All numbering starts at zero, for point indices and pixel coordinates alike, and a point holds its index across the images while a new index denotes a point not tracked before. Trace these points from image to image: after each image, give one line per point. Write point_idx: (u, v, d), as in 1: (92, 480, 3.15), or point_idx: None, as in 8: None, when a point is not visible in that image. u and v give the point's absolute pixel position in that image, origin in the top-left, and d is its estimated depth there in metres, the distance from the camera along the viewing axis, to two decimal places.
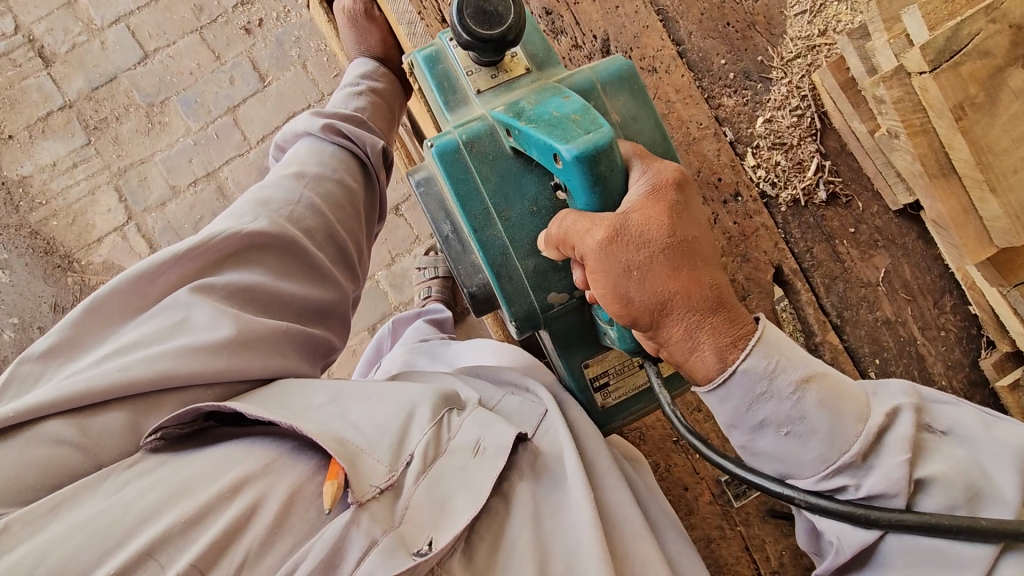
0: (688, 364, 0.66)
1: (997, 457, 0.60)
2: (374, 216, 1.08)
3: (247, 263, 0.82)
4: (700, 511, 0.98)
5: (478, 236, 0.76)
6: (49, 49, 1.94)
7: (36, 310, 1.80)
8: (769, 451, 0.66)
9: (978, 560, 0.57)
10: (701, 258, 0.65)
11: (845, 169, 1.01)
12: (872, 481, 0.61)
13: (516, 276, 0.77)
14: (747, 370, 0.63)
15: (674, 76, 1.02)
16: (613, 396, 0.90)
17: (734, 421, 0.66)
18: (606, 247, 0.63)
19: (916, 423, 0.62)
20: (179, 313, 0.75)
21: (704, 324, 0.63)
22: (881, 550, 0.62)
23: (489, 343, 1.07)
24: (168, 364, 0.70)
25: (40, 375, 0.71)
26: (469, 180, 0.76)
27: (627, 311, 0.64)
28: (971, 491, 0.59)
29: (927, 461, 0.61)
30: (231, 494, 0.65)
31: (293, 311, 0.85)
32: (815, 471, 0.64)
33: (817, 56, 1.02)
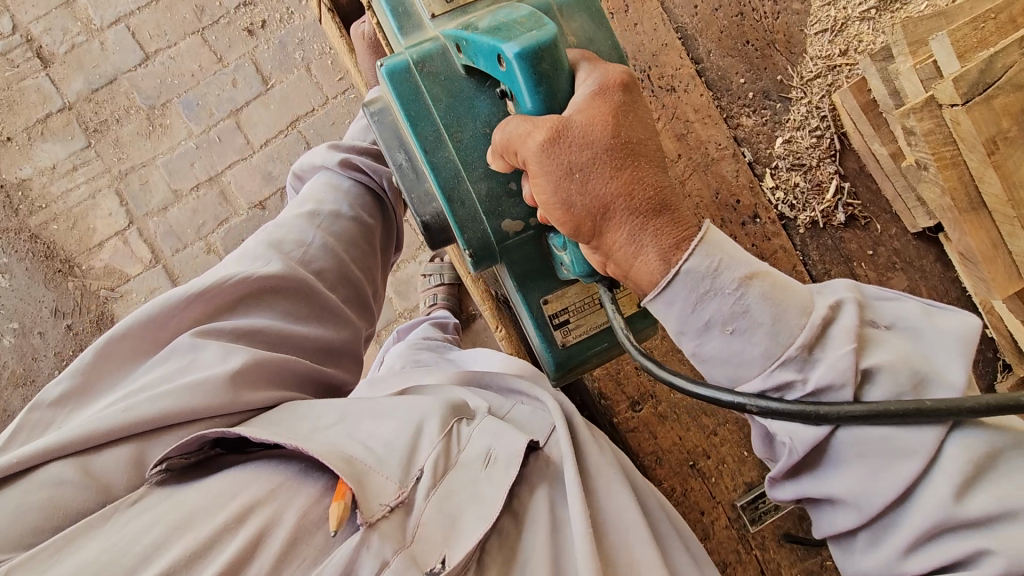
0: (633, 272, 0.58)
1: (939, 346, 0.55)
2: (390, 248, 1.07)
3: (258, 306, 0.82)
4: (716, 536, 0.99)
5: (430, 159, 0.69)
6: (47, 49, 1.90)
7: (36, 315, 1.79)
8: (716, 356, 0.58)
9: (923, 447, 0.52)
10: (652, 158, 0.58)
11: (863, 191, 1.00)
12: (818, 373, 0.54)
13: (468, 201, 0.70)
14: (690, 272, 0.55)
15: (692, 96, 1.00)
16: (573, 334, 0.80)
17: (680, 327, 0.58)
18: (547, 148, 0.56)
19: (860, 319, 0.56)
20: (186, 356, 0.74)
21: (648, 226, 0.56)
22: (831, 447, 0.56)
23: (500, 355, 1.02)
24: (177, 399, 0.69)
25: (51, 422, 0.69)
26: (419, 99, 0.69)
27: (570, 219, 0.58)
28: (917, 378, 0.53)
29: (871, 352, 0.54)
30: (238, 523, 0.62)
31: (304, 351, 0.83)
32: (760, 368, 0.56)
33: (838, 76, 1.00)
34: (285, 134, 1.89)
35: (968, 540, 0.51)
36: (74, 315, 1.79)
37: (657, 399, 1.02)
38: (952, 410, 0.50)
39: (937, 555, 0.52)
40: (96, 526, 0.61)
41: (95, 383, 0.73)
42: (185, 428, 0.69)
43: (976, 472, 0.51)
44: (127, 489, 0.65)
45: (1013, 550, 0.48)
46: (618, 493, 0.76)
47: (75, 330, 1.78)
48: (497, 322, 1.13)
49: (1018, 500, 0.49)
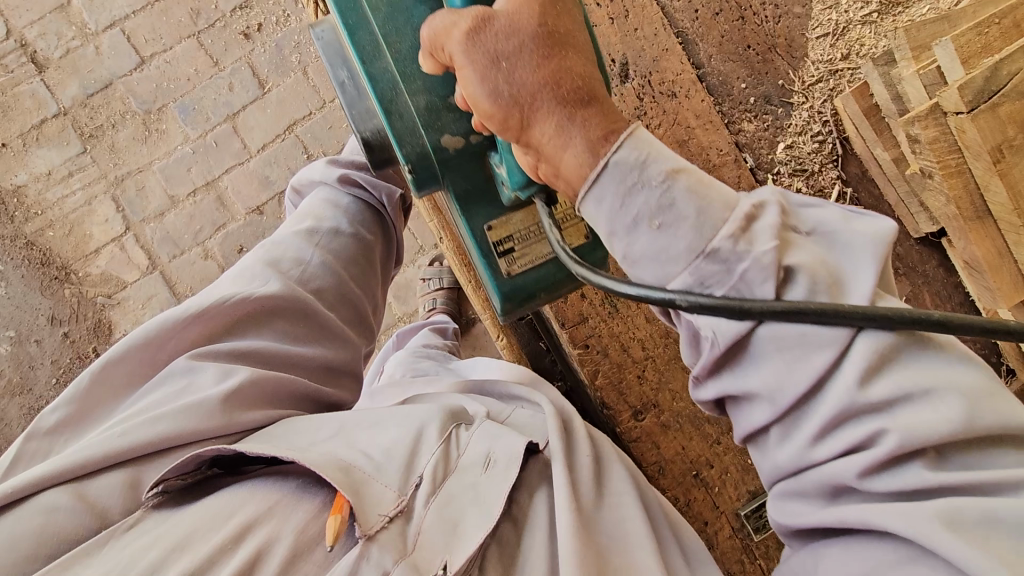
0: (563, 171, 0.52)
1: (860, 251, 0.47)
2: (391, 262, 1.06)
3: (257, 327, 0.81)
4: (720, 546, 0.98)
5: (367, 68, 0.66)
6: (41, 54, 1.89)
7: (33, 323, 1.77)
8: (646, 255, 0.51)
9: (834, 337, 0.45)
10: (580, 49, 0.53)
11: (866, 196, 1.00)
12: (743, 265, 0.47)
13: (407, 114, 0.66)
14: (620, 163, 0.49)
15: (693, 102, 0.99)
16: (518, 263, 0.74)
17: (610, 226, 0.51)
18: (469, 39, 0.50)
19: (783, 220, 0.49)
20: (183, 379, 0.73)
21: (576, 116, 0.50)
22: (745, 345, 0.49)
23: (500, 362, 1.01)
24: (173, 423, 0.68)
25: (47, 451, 0.68)
26: (356, 6, 0.68)
27: (495, 113, 0.51)
28: (835, 283, 0.47)
29: (793, 252, 0.47)
30: (236, 541, 0.61)
31: (303, 370, 0.82)
32: (685, 263, 0.49)
33: (840, 80, 0.99)
34: (282, 139, 1.88)
35: (871, 423, 0.45)
36: (71, 322, 1.78)
37: (660, 408, 1.01)
38: (867, 312, 0.44)
39: (842, 444, 0.46)
40: (91, 552, 0.60)
41: (92, 409, 0.72)
42: (181, 449, 0.68)
43: (888, 367, 0.45)
44: (122, 514, 0.64)
45: (915, 431, 0.44)
46: (625, 499, 0.75)
47: (72, 338, 1.77)
48: (498, 330, 1.13)
49: (922, 381, 0.44)
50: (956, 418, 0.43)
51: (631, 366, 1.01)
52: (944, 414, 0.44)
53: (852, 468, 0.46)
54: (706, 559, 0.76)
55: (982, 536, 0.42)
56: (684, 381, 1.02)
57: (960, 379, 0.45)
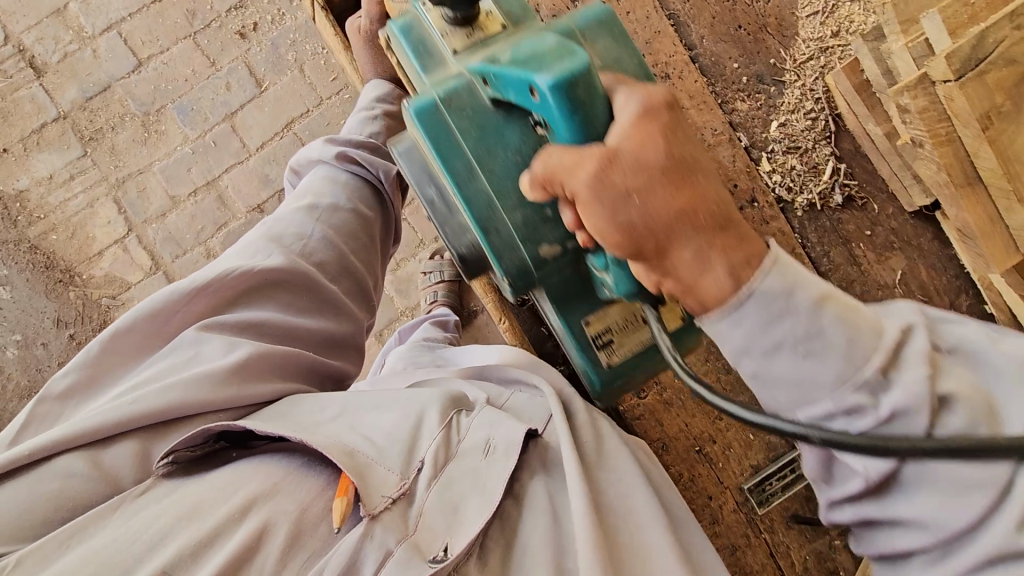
0: (696, 290, 0.56)
1: (1004, 377, 0.51)
2: (389, 240, 1.06)
3: (260, 300, 0.82)
4: (724, 520, 0.99)
5: (462, 191, 0.68)
6: (40, 59, 1.90)
7: (39, 326, 1.79)
8: (784, 377, 0.55)
9: (993, 478, 0.48)
10: (705, 171, 0.56)
11: (859, 172, 1.00)
12: (892, 398, 0.51)
13: (503, 228, 0.69)
14: (766, 291, 0.53)
15: (687, 82, 1.00)
16: (616, 354, 0.80)
17: (746, 347, 0.55)
18: (597, 179, 0.54)
19: (931, 343, 0.53)
20: (190, 349, 0.74)
21: (714, 244, 0.54)
22: (896, 477, 0.52)
23: (496, 347, 0.98)
24: (184, 392, 0.69)
25: (56, 415, 0.70)
26: (448, 132, 0.69)
27: (625, 241, 0.55)
28: (989, 413, 0.50)
29: (944, 378, 0.51)
30: (241, 515, 0.62)
31: (307, 342, 0.84)
32: (830, 391, 0.53)
33: (830, 57, 1.01)
34: (280, 137, 1.89)
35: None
36: (77, 324, 1.79)
37: (662, 386, 1.02)
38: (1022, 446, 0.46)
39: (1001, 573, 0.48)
40: (103, 517, 0.62)
41: (101, 376, 0.73)
42: (190, 424, 0.69)
43: None
44: (134, 483, 0.66)
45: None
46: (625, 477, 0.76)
47: (78, 339, 1.79)
48: (500, 313, 1.14)
49: None
50: None
51: None
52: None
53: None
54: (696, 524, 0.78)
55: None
56: None
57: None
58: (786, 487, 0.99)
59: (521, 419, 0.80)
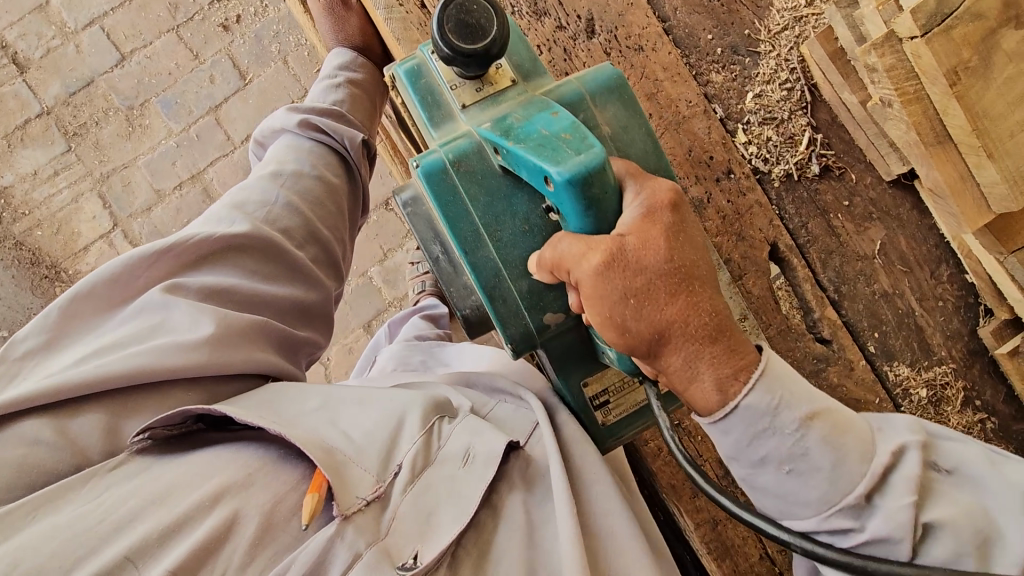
0: (690, 394, 0.59)
1: (1009, 503, 0.51)
2: (357, 211, 1.05)
3: (224, 266, 0.80)
4: (705, 494, 0.98)
5: (471, 258, 0.72)
6: (22, 55, 1.89)
7: (25, 322, 1.78)
8: (769, 487, 0.59)
9: None
10: (706, 283, 0.59)
11: (836, 142, 1.00)
12: (875, 522, 0.54)
13: (509, 297, 0.72)
14: (750, 406, 0.57)
15: (661, 54, 0.99)
16: (614, 414, 0.82)
17: (734, 454, 0.60)
18: (602, 273, 0.57)
19: (923, 462, 0.55)
20: (155, 316, 0.73)
21: (703, 355, 0.57)
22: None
23: (490, 350, 1.03)
24: (152, 357, 0.68)
25: (16, 374, 0.69)
26: (456, 199, 0.72)
27: (625, 342, 0.59)
28: (979, 539, 0.51)
29: (931, 505, 0.53)
30: (211, 503, 0.61)
31: (275, 310, 0.82)
32: (816, 510, 0.56)
33: (805, 27, 1.00)
34: None
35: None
36: None
37: None
38: None
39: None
40: (72, 489, 0.61)
41: (62, 340, 0.72)
42: (157, 403, 0.68)
43: None
44: (102, 455, 0.65)
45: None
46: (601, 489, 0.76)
47: None
48: None
49: None
50: None
51: None
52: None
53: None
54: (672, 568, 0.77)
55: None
56: None
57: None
58: None
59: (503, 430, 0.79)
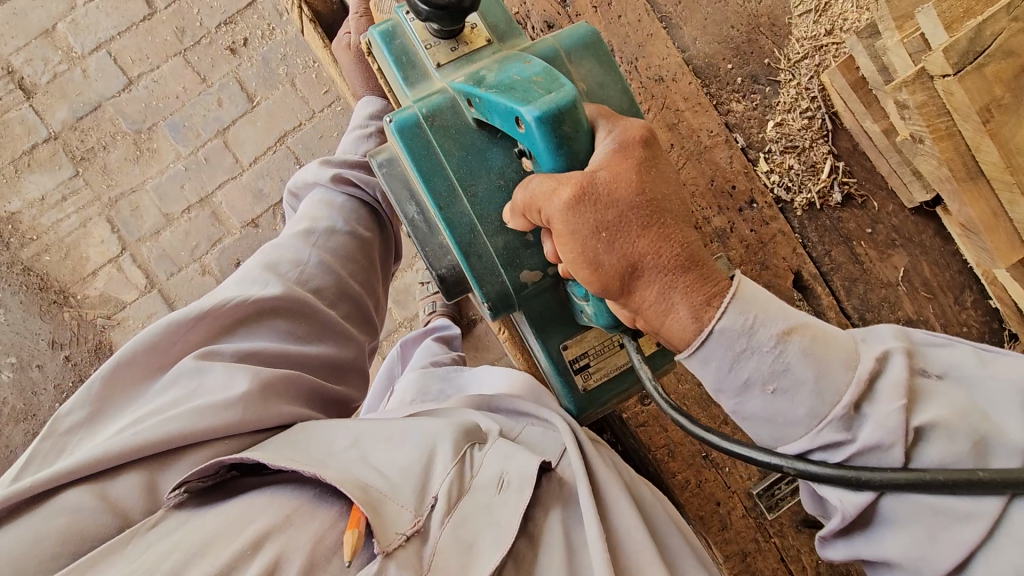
0: (664, 329, 0.56)
1: (1001, 398, 0.49)
2: (389, 258, 1.07)
3: (258, 329, 0.81)
4: (733, 526, 0.97)
5: (444, 214, 0.70)
6: (29, 80, 1.88)
7: (34, 348, 1.77)
8: (758, 415, 0.55)
9: (987, 509, 0.47)
10: (676, 215, 0.57)
11: (858, 170, 1.00)
12: (866, 431, 0.50)
13: (485, 254, 0.70)
14: (725, 330, 0.53)
15: (681, 85, 0.99)
16: (594, 377, 0.80)
17: (719, 385, 0.55)
18: (572, 208, 0.55)
19: (909, 368, 0.52)
20: (193, 379, 0.73)
21: (677, 283, 0.54)
22: (877, 509, 0.51)
23: (507, 371, 0.95)
24: (190, 419, 0.68)
25: (62, 449, 0.68)
26: (430, 153, 0.70)
27: (597, 278, 0.56)
28: (977, 438, 0.48)
29: (923, 407, 0.50)
30: (253, 550, 0.58)
31: (312, 368, 0.83)
32: (807, 428, 0.52)
33: (825, 56, 1.01)
34: (273, 151, 1.88)
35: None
36: (72, 345, 1.77)
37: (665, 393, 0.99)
38: (1010, 479, 0.45)
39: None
40: (115, 552, 0.59)
41: (104, 411, 0.72)
42: (193, 456, 0.67)
43: None
44: (142, 515, 0.64)
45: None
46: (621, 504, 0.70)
47: (74, 361, 1.77)
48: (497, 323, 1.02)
49: None
50: None
51: None
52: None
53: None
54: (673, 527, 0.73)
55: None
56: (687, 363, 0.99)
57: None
58: (796, 490, 0.96)
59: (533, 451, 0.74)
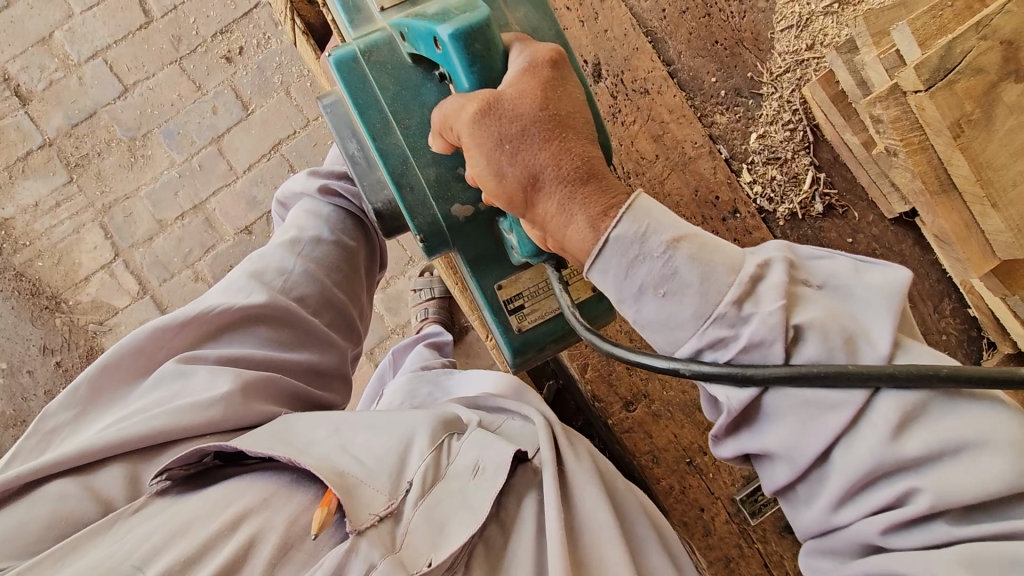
0: (568, 243, 0.56)
1: (870, 306, 0.50)
2: (375, 266, 1.08)
3: (243, 334, 0.82)
4: (717, 532, 0.98)
5: (378, 146, 0.71)
6: (25, 87, 1.90)
7: (25, 354, 1.77)
8: (653, 321, 0.53)
9: (853, 400, 0.47)
10: (580, 133, 0.57)
11: (839, 181, 1.02)
12: (750, 328, 0.50)
13: (418, 187, 0.71)
14: (620, 238, 0.52)
15: (665, 97, 1.01)
16: (529, 319, 0.79)
17: (619, 295, 0.54)
18: (478, 121, 0.56)
19: (791, 276, 0.51)
20: (176, 381, 0.74)
21: (576, 195, 0.54)
22: (757, 406, 0.51)
23: (495, 374, 0.96)
24: (170, 417, 0.69)
25: (48, 447, 0.69)
26: (367, 87, 0.72)
27: (502, 191, 0.56)
28: (847, 337, 0.49)
29: (802, 309, 0.50)
30: (228, 531, 0.60)
31: (296, 374, 0.84)
32: (694, 328, 0.52)
33: (807, 70, 1.03)
34: (268, 158, 1.89)
35: (899, 483, 0.46)
36: (63, 351, 1.77)
37: (650, 399, 1.00)
38: (875, 372, 0.46)
39: (864, 509, 0.48)
40: (98, 535, 0.60)
41: (91, 410, 0.73)
42: (178, 446, 0.68)
43: (908, 428, 0.46)
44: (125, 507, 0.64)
45: (946, 491, 0.44)
46: (588, 491, 0.70)
47: (64, 366, 1.77)
48: (486, 331, 1.04)
49: (949, 437, 0.45)
50: (1003, 476, 0.43)
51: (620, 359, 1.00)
52: (980, 470, 0.44)
53: (872, 526, 0.47)
54: (641, 514, 0.73)
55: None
56: None
57: (989, 427, 0.45)
58: None
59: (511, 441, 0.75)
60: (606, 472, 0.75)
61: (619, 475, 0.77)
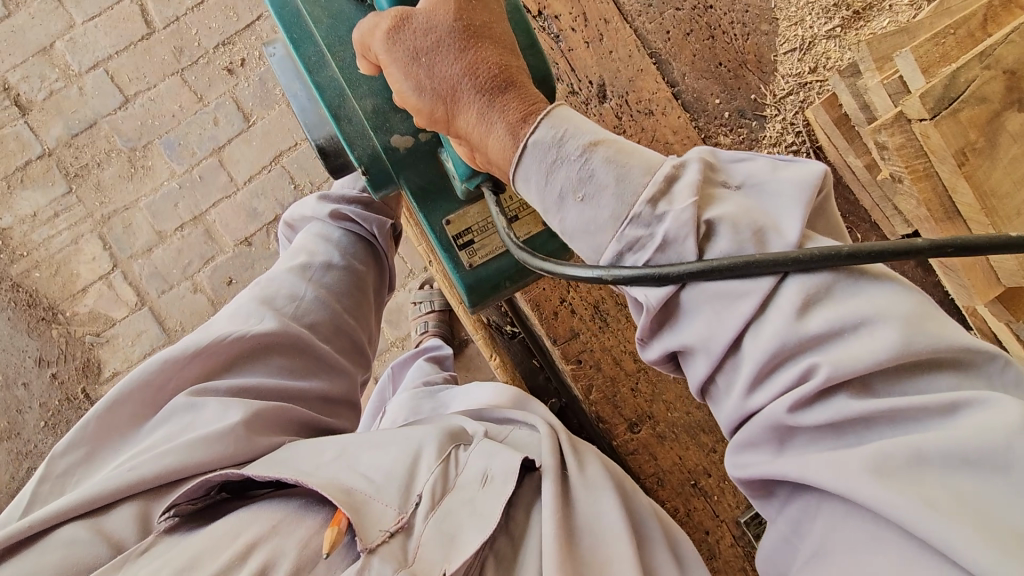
0: (491, 153, 0.56)
1: (783, 201, 0.49)
2: (384, 288, 1.07)
3: (254, 365, 0.82)
4: (722, 555, 0.98)
5: (315, 79, 0.73)
6: (25, 96, 1.89)
7: (20, 365, 1.76)
8: (576, 229, 0.53)
9: (760, 287, 0.46)
10: (496, 42, 0.57)
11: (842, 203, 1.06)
12: (664, 226, 0.49)
13: (355, 117, 0.73)
14: (537, 143, 0.53)
15: (670, 118, 1.01)
16: (479, 254, 0.76)
17: (543, 203, 0.54)
18: (391, 36, 0.56)
19: (707, 177, 0.50)
20: (186, 416, 0.73)
21: (492, 102, 0.55)
22: (675, 302, 0.50)
23: (493, 386, 0.96)
24: (179, 454, 0.68)
25: (62, 491, 0.69)
26: (299, 21, 0.74)
27: (422, 107, 0.57)
28: (757, 230, 0.47)
29: (714, 207, 0.49)
30: (239, 561, 0.59)
31: (306, 403, 0.83)
32: (612, 230, 0.51)
33: (809, 92, 1.04)
34: (269, 170, 1.89)
35: (803, 363, 0.45)
36: (59, 363, 1.76)
37: (655, 420, 1.00)
38: (780, 256, 0.45)
39: (774, 390, 0.45)
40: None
41: (101, 450, 0.72)
42: (185, 479, 0.67)
43: (812, 310, 0.45)
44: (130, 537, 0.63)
45: (843, 365, 0.43)
46: (599, 495, 0.68)
47: (60, 378, 1.76)
48: (490, 351, 1.10)
49: (852, 313, 0.44)
50: (897, 346, 0.42)
51: (624, 380, 1.00)
52: (881, 340, 0.42)
53: (780, 406, 0.45)
54: (652, 516, 0.71)
55: (915, 478, 0.40)
56: (677, 391, 1.00)
57: (893, 303, 0.44)
58: None
59: (517, 450, 0.74)
60: (618, 475, 0.74)
61: (628, 476, 0.75)
